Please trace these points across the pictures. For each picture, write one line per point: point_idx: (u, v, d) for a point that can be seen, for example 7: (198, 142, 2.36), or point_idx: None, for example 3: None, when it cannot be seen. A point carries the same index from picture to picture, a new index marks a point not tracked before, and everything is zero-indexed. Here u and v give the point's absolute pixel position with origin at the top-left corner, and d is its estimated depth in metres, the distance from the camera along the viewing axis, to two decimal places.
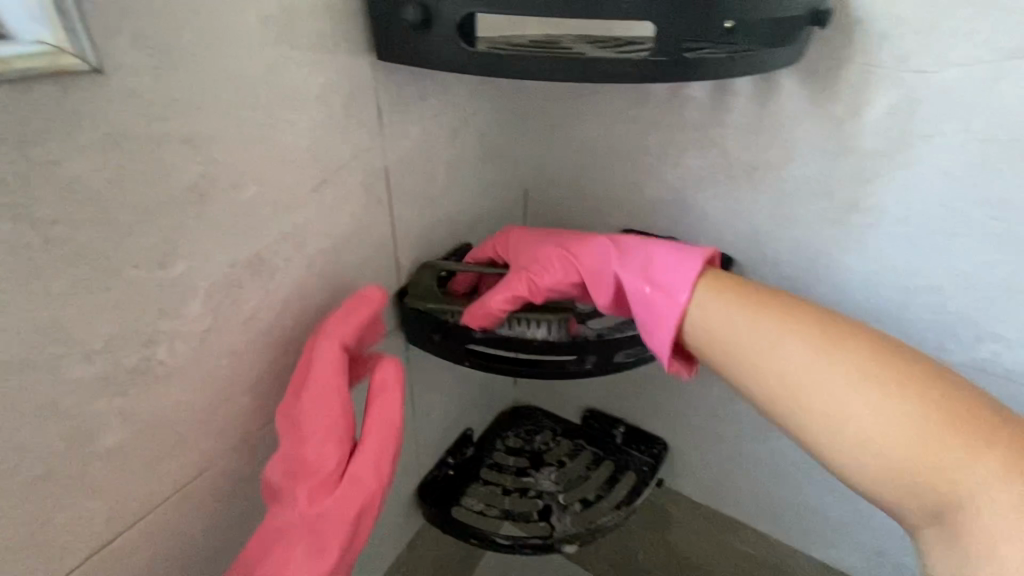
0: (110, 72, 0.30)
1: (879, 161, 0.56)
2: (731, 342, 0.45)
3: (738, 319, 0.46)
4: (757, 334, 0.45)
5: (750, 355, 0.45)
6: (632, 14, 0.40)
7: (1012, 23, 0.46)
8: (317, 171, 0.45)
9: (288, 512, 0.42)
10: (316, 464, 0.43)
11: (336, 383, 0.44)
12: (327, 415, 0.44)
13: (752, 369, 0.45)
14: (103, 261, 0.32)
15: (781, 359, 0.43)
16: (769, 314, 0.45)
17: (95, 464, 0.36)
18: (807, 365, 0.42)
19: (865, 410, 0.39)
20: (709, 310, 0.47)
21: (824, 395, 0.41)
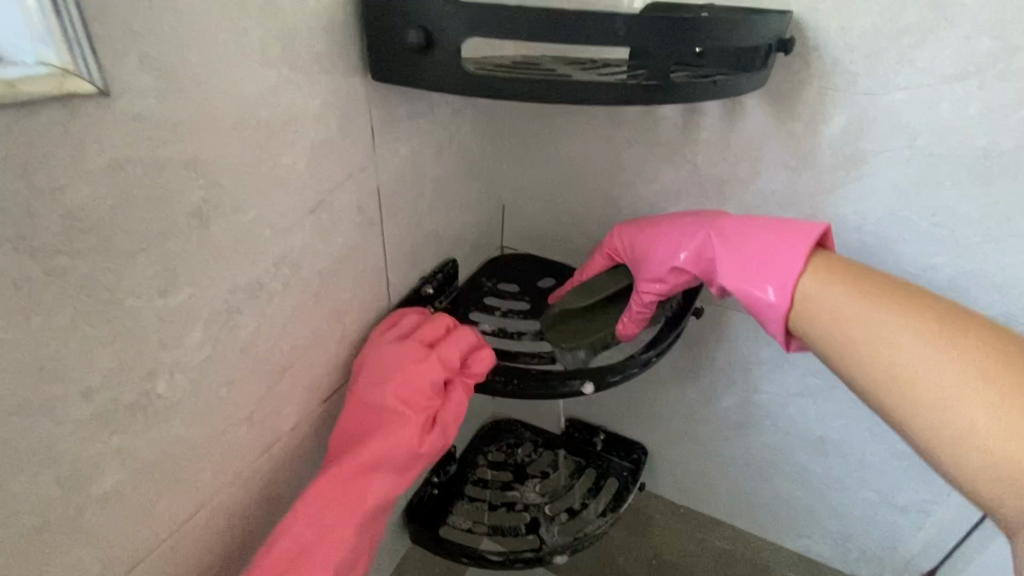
0: (115, 95, 0.29)
1: (836, 174, 0.61)
2: (843, 324, 0.46)
3: (857, 306, 0.46)
4: (877, 324, 0.45)
5: (864, 339, 0.45)
6: (626, 42, 0.41)
7: (949, 53, 0.52)
8: (314, 193, 0.44)
9: (386, 438, 0.48)
10: (420, 402, 0.49)
11: (452, 348, 0.53)
12: (438, 368, 0.51)
13: (866, 358, 0.45)
14: (104, 292, 0.31)
15: (900, 348, 0.43)
16: (890, 304, 0.45)
17: (90, 509, 0.34)
18: (927, 354, 0.42)
19: (975, 401, 0.39)
20: (822, 292, 0.47)
21: (941, 386, 0.41)
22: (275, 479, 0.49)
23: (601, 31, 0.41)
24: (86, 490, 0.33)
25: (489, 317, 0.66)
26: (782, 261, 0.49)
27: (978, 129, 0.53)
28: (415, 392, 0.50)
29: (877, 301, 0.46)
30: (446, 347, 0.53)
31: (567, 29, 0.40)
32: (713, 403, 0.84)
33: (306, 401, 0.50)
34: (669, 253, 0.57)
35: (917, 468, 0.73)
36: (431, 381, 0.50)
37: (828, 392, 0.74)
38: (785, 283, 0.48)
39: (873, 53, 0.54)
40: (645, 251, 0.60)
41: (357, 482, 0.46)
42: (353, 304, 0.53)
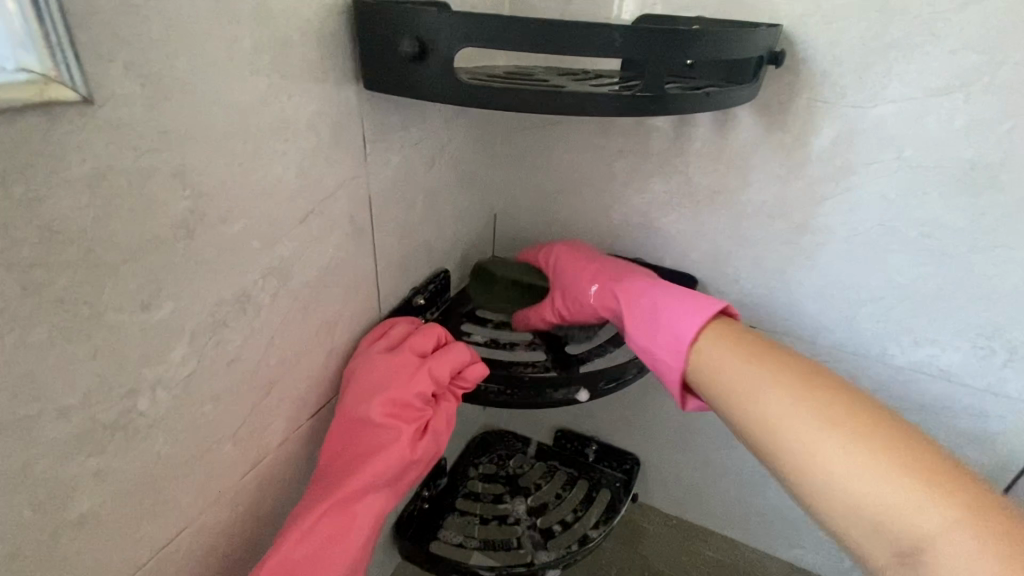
0: (99, 102, 0.28)
1: (825, 185, 0.61)
2: (725, 375, 0.47)
3: (737, 358, 0.47)
4: (741, 377, 0.46)
5: (737, 389, 0.46)
6: (623, 52, 0.41)
7: (934, 67, 0.53)
8: (305, 202, 0.43)
9: (376, 448, 0.47)
10: (413, 413, 0.49)
11: (445, 359, 0.52)
12: (429, 378, 0.50)
13: (739, 411, 0.46)
14: (85, 307, 0.30)
15: (766, 400, 0.44)
16: (761, 357, 0.47)
17: (66, 533, 0.32)
18: (789, 406, 0.43)
19: (834, 453, 0.40)
20: (711, 348, 0.49)
21: (803, 436, 0.42)
22: (261, 497, 0.47)
23: (598, 41, 0.40)
24: (61, 514, 0.31)
25: (481, 328, 0.66)
26: (677, 323, 0.51)
27: (964, 141, 0.54)
28: (406, 406, 0.49)
29: (747, 353, 0.47)
30: (437, 359, 0.52)
31: (563, 40, 0.40)
32: (705, 413, 0.84)
33: (295, 416, 0.48)
34: (589, 292, 0.61)
35: None
36: (422, 394, 0.50)
37: None
38: (672, 344, 0.51)
39: (860, 66, 0.55)
40: (572, 283, 0.63)
41: (349, 498, 0.45)
42: (343, 316, 0.52)
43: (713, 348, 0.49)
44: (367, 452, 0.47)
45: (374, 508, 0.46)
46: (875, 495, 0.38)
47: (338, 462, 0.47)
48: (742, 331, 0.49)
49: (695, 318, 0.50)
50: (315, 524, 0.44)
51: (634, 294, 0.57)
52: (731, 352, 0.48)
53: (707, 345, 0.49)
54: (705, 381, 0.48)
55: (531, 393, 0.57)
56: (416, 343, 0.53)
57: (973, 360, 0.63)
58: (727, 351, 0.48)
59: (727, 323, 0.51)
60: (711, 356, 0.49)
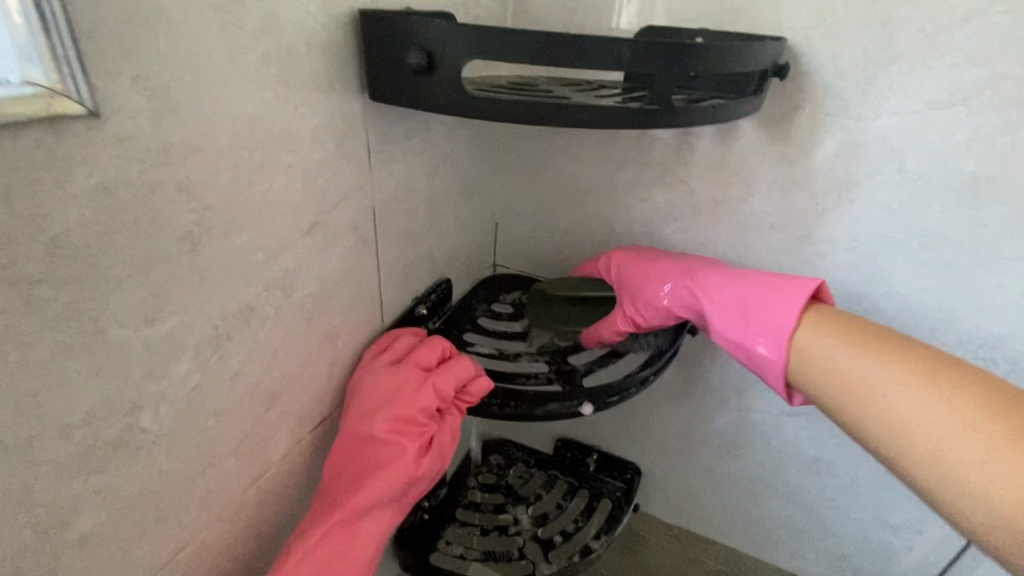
0: (105, 115, 0.27)
1: (828, 196, 0.61)
2: (827, 368, 0.46)
3: (842, 350, 0.46)
4: (865, 375, 0.45)
5: (857, 388, 0.45)
6: (631, 66, 0.41)
7: (936, 81, 0.53)
8: (309, 214, 0.43)
9: (379, 464, 0.46)
10: (417, 429, 0.48)
11: (450, 374, 0.51)
12: (433, 394, 0.50)
13: (858, 411, 0.44)
14: (88, 323, 0.29)
15: (891, 397, 0.43)
16: (886, 355, 0.45)
17: (65, 553, 0.31)
18: (923, 405, 0.41)
19: (978, 456, 0.37)
20: (812, 338, 0.48)
21: (935, 435, 0.40)
22: (263, 512, 0.46)
23: (606, 54, 0.40)
24: (62, 534, 0.31)
25: (486, 337, 0.65)
26: (775, 320, 0.50)
27: (965, 155, 0.55)
28: (410, 422, 0.48)
29: (871, 352, 0.46)
30: (441, 373, 0.51)
31: (572, 53, 0.40)
32: (707, 423, 0.84)
33: (297, 429, 0.48)
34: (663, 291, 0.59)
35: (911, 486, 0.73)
36: (426, 409, 0.49)
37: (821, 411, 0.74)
38: (774, 337, 0.49)
39: (864, 79, 0.55)
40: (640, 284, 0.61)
41: (350, 518, 0.44)
42: (346, 327, 0.51)
43: (814, 337, 0.48)
44: (371, 469, 0.46)
45: (375, 528, 0.46)
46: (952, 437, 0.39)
47: (341, 480, 0.47)
48: (845, 315, 0.49)
49: (792, 311, 0.49)
50: (315, 545, 0.43)
51: (719, 290, 0.55)
52: (833, 341, 0.47)
53: (807, 333, 0.48)
54: (809, 374, 0.48)
55: (532, 409, 0.56)
56: (420, 358, 0.52)
57: None
58: (829, 341, 0.47)
59: (823, 313, 0.50)
60: (817, 347, 0.47)
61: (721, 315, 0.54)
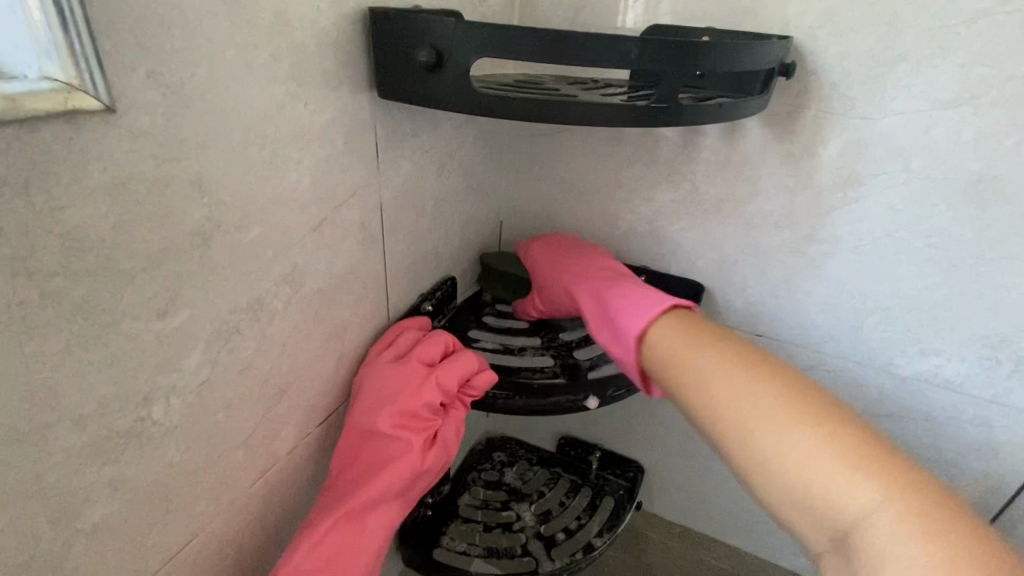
0: (121, 110, 0.28)
1: (833, 196, 0.62)
2: (677, 368, 0.46)
3: (703, 354, 0.46)
4: (724, 394, 0.43)
5: (718, 401, 0.43)
6: (638, 64, 0.41)
7: (941, 79, 0.53)
8: (318, 210, 0.43)
9: (385, 457, 0.47)
10: (421, 423, 0.49)
11: (453, 370, 0.52)
12: (436, 389, 0.50)
13: (721, 429, 0.42)
14: (101, 315, 0.29)
15: (752, 417, 0.41)
16: (742, 368, 0.44)
17: (78, 543, 0.32)
18: (779, 426, 0.40)
19: (830, 481, 0.37)
20: (663, 336, 0.49)
21: (791, 458, 0.38)
22: (270, 505, 0.47)
23: (613, 52, 0.40)
24: (74, 523, 0.31)
25: (490, 334, 0.66)
26: (629, 318, 0.52)
27: (971, 153, 0.55)
28: (414, 416, 0.49)
29: (730, 366, 0.44)
30: (444, 369, 0.51)
31: (579, 51, 0.40)
32: None
33: (304, 423, 0.48)
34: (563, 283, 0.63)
35: None
36: (431, 403, 0.50)
37: None
38: (624, 330, 0.52)
39: (869, 78, 0.55)
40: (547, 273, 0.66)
41: (358, 512, 0.45)
42: (353, 323, 0.52)
43: (662, 332, 0.50)
44: (377, 464, 0.47)
45: (382, 521, 0.46)
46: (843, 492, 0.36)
47: (347, 475, 0.47)
48: (695, 320, 0.50)
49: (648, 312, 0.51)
50: (323, 538, 0.43)
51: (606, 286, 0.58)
52: (683, 339, 0.48)
53: (658, 330, 0.50)
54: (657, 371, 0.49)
55: (539, 401, 0.57)
56: (423, 353, 0.52)
57: (979, 370, 0.63)
58: (676, 338, 0.48)
59: (678, 314, 0.51)
60: (657, 340, 0.50)
61: (600, 309, 0.57)
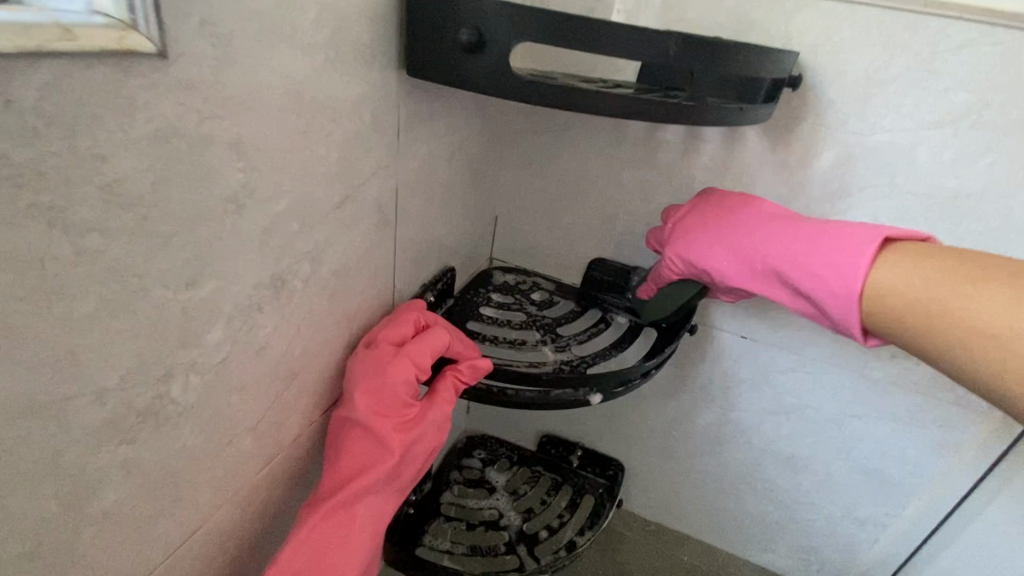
0: (172, 58, 0.26)
1: (822, 206, 0.65)
2: (906, 302, 0.43)
3: (952, 287, 0.42)
4: (983, 310, 0.40)
5: (1000, 327, 0.39)
6: (674, 61, 0.43)
7: (930, 101, 0.57)
8: (342, 188, 0.42)
9: (368, 443, 0.46)
10: (397, 408, 0.47)
11: (427, 349, 0.50)
12: (409, 370, 0.48)
13: (933, 325, 0.42)
14: (133, 280, 0.27)
15: (975, 306, 0.40)
16: (958, 273, 0.42)
17: (86, 531, 0.29)
18: (990, 308, 0.39)
19: (967, 309, 0.40)
20: (879, 269, 0.45)
21: (933, 292, 0.42)
22: (271, 496, 0.44)
23: (650, 45, 0.41)
24: (84, 509, 0.28)
25: (487, 327, 0.67)
26: (841, 272, 0.46)
27: (949, 173, 0.59)
28: (392, 402, 0.47)
29: (991, 288, 0.40)
30: (416, 346, 0.50)
31: (619, 44, 0.40)
32: (692, 420, 0.86)
33: (310, 410, 0.46)
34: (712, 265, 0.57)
35: (880, 483, 0.78)
36: (407, 383, 0.48)
37: (800, 411, 0.78)
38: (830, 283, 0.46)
39: (862, 97, 0.59)
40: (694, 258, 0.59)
41: (347, 501, 0.44)
42: (361, 308, 0.50)
43: (892, 272, 0.44)
44: (361, 453, 0.46)
45: (373, 508, 0.46)
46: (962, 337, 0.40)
47: (335, 460, 0.46)
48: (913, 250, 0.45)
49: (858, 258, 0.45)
50: (317, 526, 0.43)
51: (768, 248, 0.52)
52: (925, 282, 0.42)
53: (882, 272, 0.44)
54: (889, 317, 0.44)
55: (545, 398, 0.57)
56: (392, 333, 0.50)
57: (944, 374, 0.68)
58: (918, 280, 0.43)
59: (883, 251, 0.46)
60: (893, 281, 0.44)
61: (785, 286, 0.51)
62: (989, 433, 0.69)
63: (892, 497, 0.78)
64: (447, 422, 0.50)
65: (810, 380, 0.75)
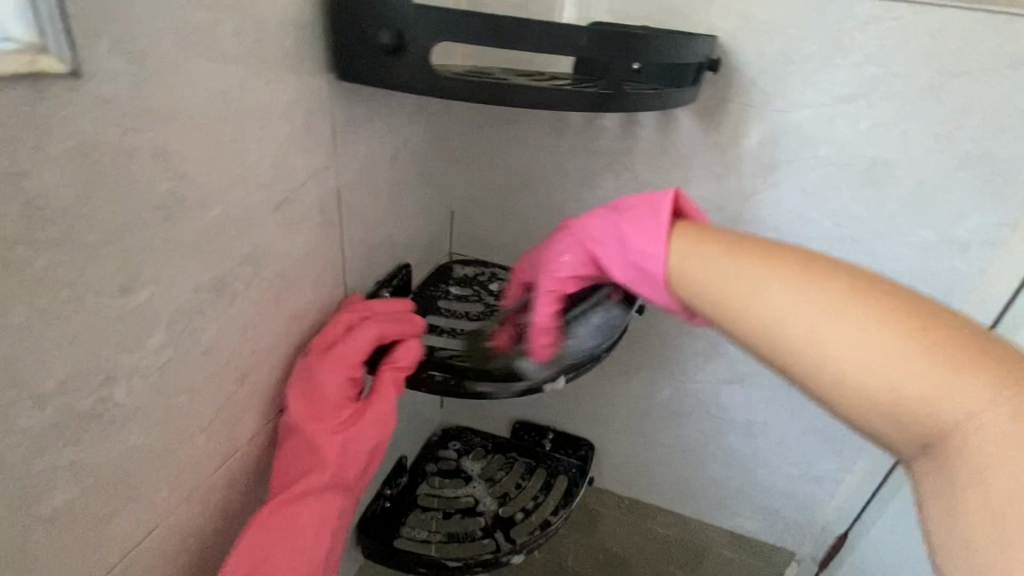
0: (85, 77, 0.27)
1: (754, 182, 0.68)
2: (713, 286, 0.42)
3: (744, 268, 0.40)
4: (766, 300, 0.38)
5: (786, 313, 0.37)
6: (587, 54, 0.45)
7: (843, 77, 0.61)
8: (278, 191, 0.43)
9: (303, 446, 0.47)
10: (327, 409, 0.48)
11: (357, 350, 0.50)
12: (336, 370, 0.49)
13: (739, 317, 0.39)
14: (65, 289, 0.29)
15: (768, 294, 0.38)
16: (755, 257, 0.40)
17: (38, 531, 0.30)
18: (784, 293, 0.37)
19: (768, 297, 0.38)
20: (691, 256, 0.44)
21: (738, 282, 0.40)
22: (232, 494, 0.46)
23: (561, 42, 0.44)
24: (33, 510, 0.30)
25: (444, 319, 0.67)
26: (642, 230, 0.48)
27: (866, 143, 0.63)
28: (321, 404, 0.48)
29: (783, 272, 0.38)
30: (344, 346, 0.50)
31: (530, 42, 0.43)
32: (653, 395, 0.89)
33: (265, 409, 0.48)
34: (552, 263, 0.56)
35: (831, 440, 0.83)
36: (336, 384, 0.49)
37: (753, 378, 0.82)
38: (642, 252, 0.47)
39: (782, 76, 0.63)
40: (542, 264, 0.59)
41: (289, 501, 0.45)
42: (311, 308, 0.52)
43: (683, 246, 0.45)
44: (297, 457, 0.47)
45: (317, 508, 0.46)
46: (766, 326, 0.38)
47: (280, 464, 0.48)
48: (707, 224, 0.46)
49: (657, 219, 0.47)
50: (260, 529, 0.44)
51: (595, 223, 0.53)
52: (714, 259, 0.42)
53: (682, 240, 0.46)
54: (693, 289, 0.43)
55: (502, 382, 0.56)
56: (325, 336, 0.52)
57: None
58: (707, 256, 0.43)
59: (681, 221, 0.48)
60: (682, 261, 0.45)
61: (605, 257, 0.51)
62: None
63: (843, 453, 0.83)
64: (392, 413, 0.51)
65: None
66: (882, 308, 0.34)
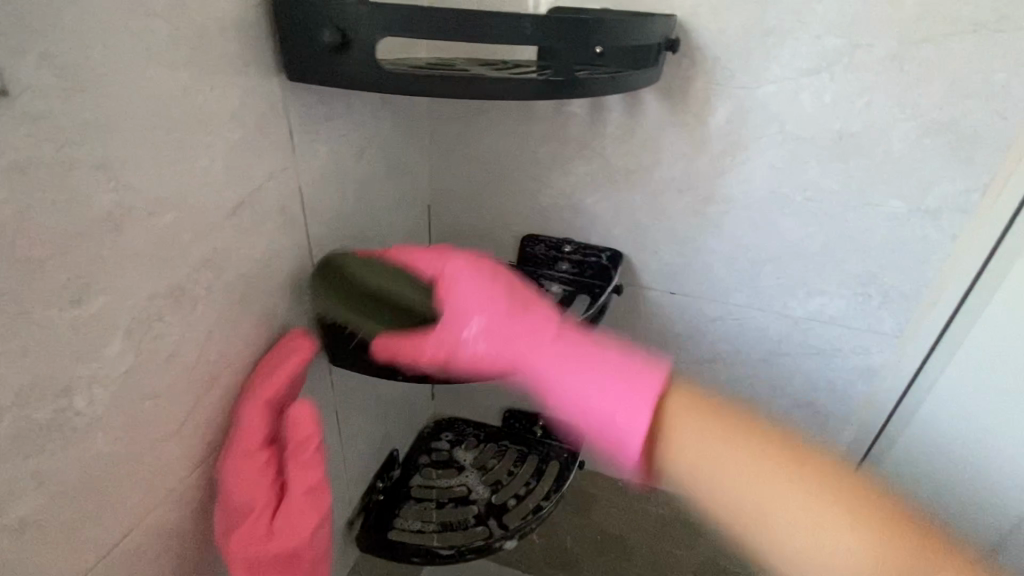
0: (13, 93, 0.28)
1: (724, 161, 0.68)
2: (694, 468, 0.45)
3: (721, 455, 0.45)
4: (725, 471, 0.44)
5: (758, 513, 0.43)
6: (534, 42, 0.45)
7: (805, 50, 0.61)
8: (234, 195, 0.44)
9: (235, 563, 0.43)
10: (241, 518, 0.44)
11: (250, 444, 0.46)
12: (236, 477, 0.45)
13: (718, 507, 0.44)
14: (12, 302, 0.29)
15: (742, 497, 0.44)
16: (723, 440, 0.45)
17: (6, 540, 0.31)
18: (751, 489, 0.43)
19: (734, 483, 0.44)
20: (679, 450, 0.46)
21: (705, 458, 0.45)
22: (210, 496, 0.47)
23: (507, 31, 0.43)
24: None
25: None
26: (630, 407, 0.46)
27: (832, 116, 0.63)
28: (235, 516, 0.44)
29: (751, 464, 0.44)
30: (237, 447, 0.46)
31: (474, 34, 0.43)
32: None
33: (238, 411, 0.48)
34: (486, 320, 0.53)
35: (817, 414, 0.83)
36: (239, 491, 0.44)
37: (736, 356, 0.82)
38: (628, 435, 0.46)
39: (745, 52, 0.62)
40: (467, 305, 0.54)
41: None
42: (280, 309, 0.52)
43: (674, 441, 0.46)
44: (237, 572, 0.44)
45: None
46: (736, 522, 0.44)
47: None
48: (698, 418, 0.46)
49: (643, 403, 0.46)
50: None
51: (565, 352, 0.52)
52: (699, 453, 0.45)
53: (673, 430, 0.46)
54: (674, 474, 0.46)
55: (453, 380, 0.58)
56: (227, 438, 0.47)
57: (855, 305, 0.73)
58: (693, 449, 0.45)
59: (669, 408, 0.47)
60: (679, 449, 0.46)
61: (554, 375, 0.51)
62: (907, 355, 0.74)
63: (829, 426, 0.84)
64: (318, 498, 0.46)
65: (737, 326, 0.79)
66: (822, 493, 0.42)
